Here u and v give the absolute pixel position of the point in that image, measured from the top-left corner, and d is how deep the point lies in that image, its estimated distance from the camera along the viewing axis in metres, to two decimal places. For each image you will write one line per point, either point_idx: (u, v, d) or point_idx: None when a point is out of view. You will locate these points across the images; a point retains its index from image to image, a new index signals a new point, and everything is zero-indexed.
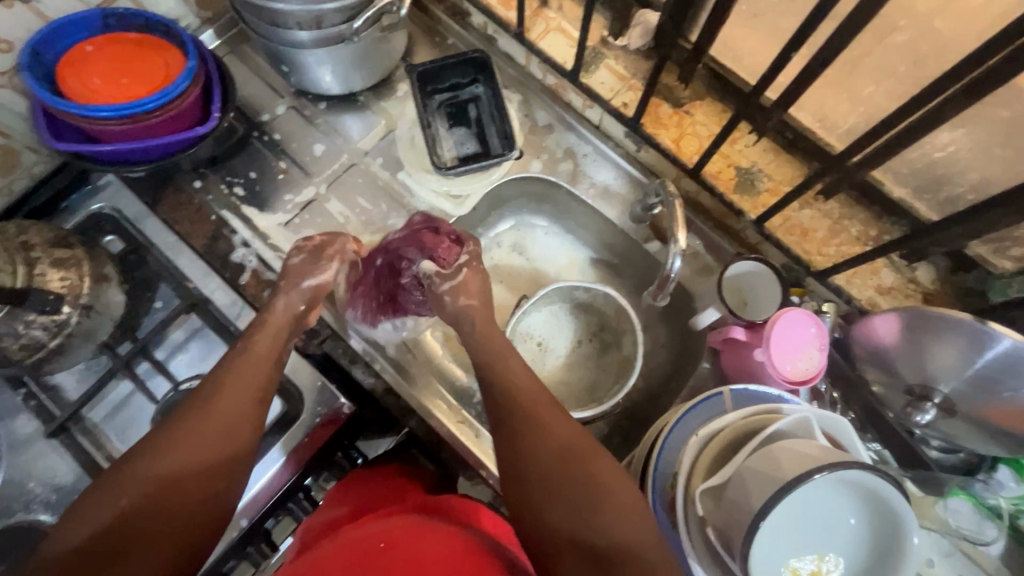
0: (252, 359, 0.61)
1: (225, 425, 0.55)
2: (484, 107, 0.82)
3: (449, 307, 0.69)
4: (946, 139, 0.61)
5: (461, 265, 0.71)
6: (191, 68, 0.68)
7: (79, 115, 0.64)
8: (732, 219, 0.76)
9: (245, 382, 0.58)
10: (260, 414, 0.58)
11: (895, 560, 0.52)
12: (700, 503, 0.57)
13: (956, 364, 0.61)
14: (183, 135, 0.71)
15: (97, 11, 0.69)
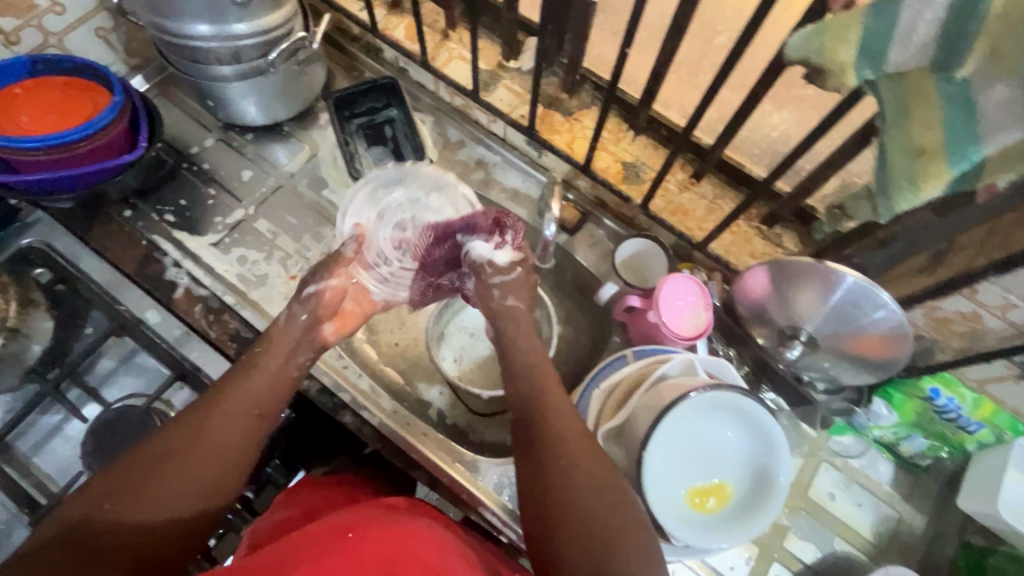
0: (260, 380, 0.64)
1: (208, 448, 0.58)
2: (399, 128, 0.90)
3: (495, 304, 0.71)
4: (777, 120, 0.77)
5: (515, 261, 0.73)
6: (117, 101, 0.75)
7: (7, 147, 0.69)
8: (624, 206, 0.86)
9: (239, 408, 0.61)
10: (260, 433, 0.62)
11: (771, 464, 0.59)
12: (604, 446, 0.63)
13: (815, 304, 0.71)
14: (110, 164, 0.76)
15: (25, 58, 0.75)
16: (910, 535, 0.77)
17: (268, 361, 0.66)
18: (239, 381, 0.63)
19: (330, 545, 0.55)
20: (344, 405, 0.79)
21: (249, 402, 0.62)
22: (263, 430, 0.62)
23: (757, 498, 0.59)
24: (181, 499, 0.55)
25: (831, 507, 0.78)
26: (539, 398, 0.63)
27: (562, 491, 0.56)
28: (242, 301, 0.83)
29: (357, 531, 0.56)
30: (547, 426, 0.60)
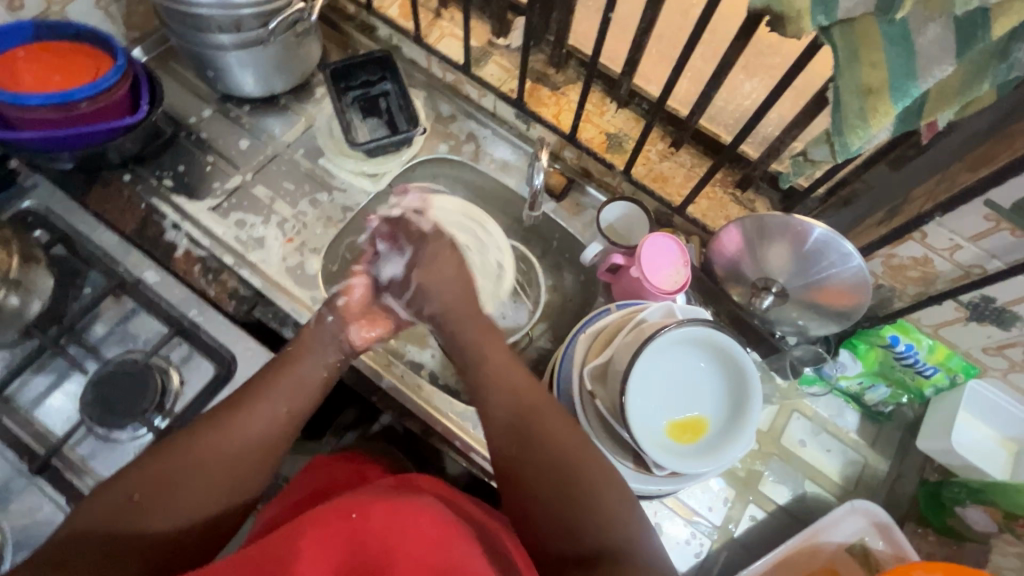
0: (290, 380, 0.67)
1: (243, 444, 0.62)
2: (393, 100, 0.95)
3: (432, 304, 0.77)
4: (749, 89, 0.80)
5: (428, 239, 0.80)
6: (121, 65, 0.77)
7: (12, 104, 0.71)
8: (608, 175, 0.91)
9: (271, 408, 0.65)
10: (290, 430, 0.66)
11: (745, 399, 0.64)
12: (589, 385, 0.67)
13: (784, 255, 0.77)
14: (113, 124, 0.78)
15: (30, 22, 0.77)
16: (875, 477, 0.82)
17: (280, 384, 0.67)
18: (252, 405, 0.64)
19: (332, 527, 0.51)
20: None
21: (261, 429, 0.63)
22: (282, 443, 0.65)
23: (728, 430, 0.64)
24: (203, 515, 0.58)
25: (802, 452, 0.83)
26: (487, 375, 0.69)
27: (525, 450, 0.62)
28: (241, 263, 0.85)
29: (361, 511, 0.52)
30: (540, 425, 0.63)
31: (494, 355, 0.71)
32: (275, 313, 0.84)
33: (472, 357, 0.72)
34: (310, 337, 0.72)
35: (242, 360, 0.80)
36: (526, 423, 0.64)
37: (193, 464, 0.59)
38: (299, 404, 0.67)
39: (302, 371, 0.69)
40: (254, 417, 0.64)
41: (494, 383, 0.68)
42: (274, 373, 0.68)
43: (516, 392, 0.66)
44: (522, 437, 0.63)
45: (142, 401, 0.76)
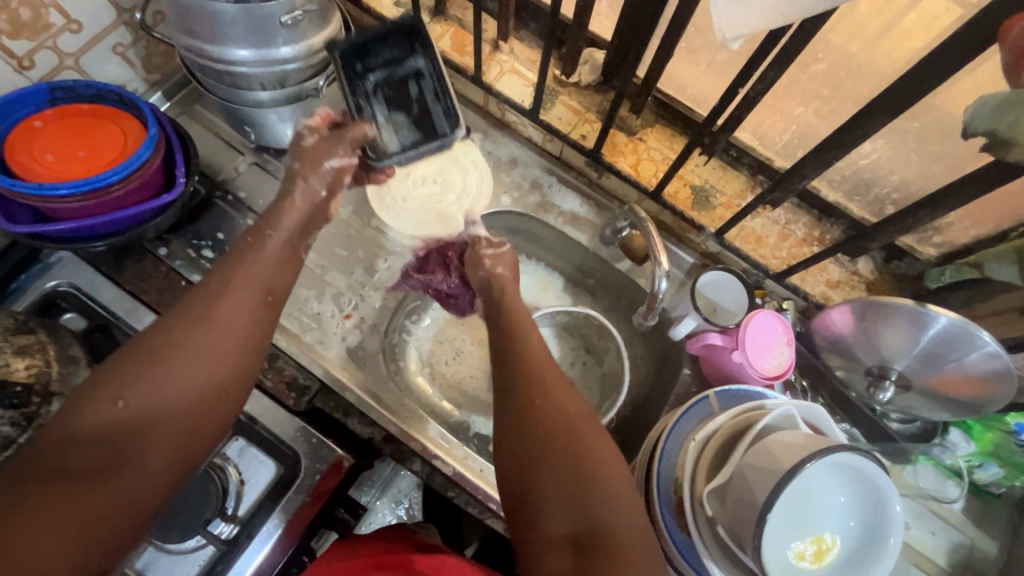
0: (227, 297, 0.58)
1: (183, 371, 0.53)
2: (426, 84, 0.71)
3: (484, 269, 0.75)
4: (869, 149, 0.70)
5: (505, 239, 0.78)
6: (154, 136, 0.68)
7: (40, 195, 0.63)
8: (693, 232, 0.83)
9: (207, 331, 0.55)
10: (244, 350, 0.57)
11: (882, 525, 0.58)
12: (708, 505, 0.62)
13: (905, 343, 0.69)
14: (149, 205, 0.70)
15: (44, 86, 0.68)
16: (985, 561, 0.77)
17: (221, 300, 0.57)
18: (204, 318, 0.56)
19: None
20: (413, 451, 0.76)
21: (232, 325, 0.57)
22: (230, 365, 0.56)
23: (862, 561, 0.58)
24: (151, 462, 0.49)
25: (908, 537, 0.78)
26: (552, 406, 0.58)
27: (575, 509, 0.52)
28: (298, 346, 0.77)
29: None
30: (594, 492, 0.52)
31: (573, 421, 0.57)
32: (338, 402, 0.78)
33: (535, 388, 0.60)
34: (259, 251, 0.63)
35: (307, 455, 0.74)
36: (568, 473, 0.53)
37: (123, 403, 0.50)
38: (255, 312, 0.59)
39: (253, 272, 0.61)
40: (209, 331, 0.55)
41: (576, 459, 0.54)
42: (219, 289, 0.58)
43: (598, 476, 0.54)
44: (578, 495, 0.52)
45: (205, 509, 0.70)
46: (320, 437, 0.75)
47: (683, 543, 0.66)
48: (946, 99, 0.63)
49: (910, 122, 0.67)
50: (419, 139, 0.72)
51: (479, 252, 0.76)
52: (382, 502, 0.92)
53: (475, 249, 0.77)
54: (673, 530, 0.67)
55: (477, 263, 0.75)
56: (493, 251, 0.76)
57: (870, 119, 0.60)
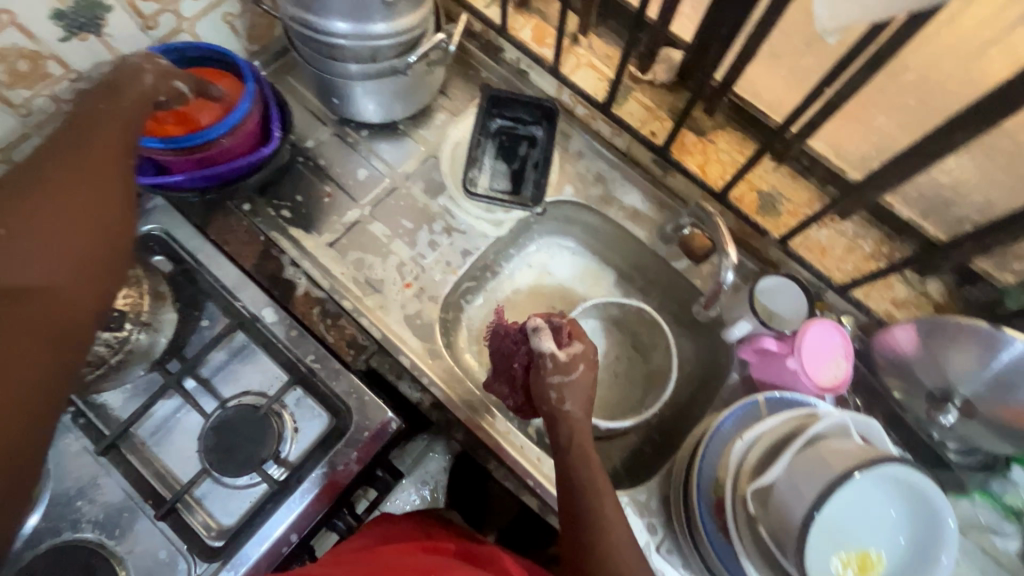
0: (84, 131, 0.54)
1: (67, 196, 0.50)
2: (534, 149, 0.88)
3: (551, 401, 0.69)
4: (952, 165, 0.69)
5: (578, 360, 0.71)
6: (252, 91, 0.74)
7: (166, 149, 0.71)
8: (755, 237, 0.82)
9: (81, 155, 0.52)
10: (126, 173, 0.55)
11: (935, 544, 0.56)
12: (750, 504, 0.62)
13: (974, 367, 0.67)
14: (249, 158, 0.77)
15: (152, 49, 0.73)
16: None
17: (84, 133, 0.54)
18: (62, 184, 0.50)
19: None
20: (457, 420, 0.79)
21: (99, 147, 0.54)
22: (117, 184, 0.53)
23: None
24: (54, 274, 0.47)
25: None
26: (585, 462, 0.64)
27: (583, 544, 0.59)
28: (360, 307, 0.81)
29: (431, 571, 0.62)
30: (604, 534, 0.59)
31: (604, 489, 0.63)
32: (392, 364, 0.81)
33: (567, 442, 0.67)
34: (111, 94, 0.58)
35: (356, 412, 0.76)
36: (587, 515, 0.60)
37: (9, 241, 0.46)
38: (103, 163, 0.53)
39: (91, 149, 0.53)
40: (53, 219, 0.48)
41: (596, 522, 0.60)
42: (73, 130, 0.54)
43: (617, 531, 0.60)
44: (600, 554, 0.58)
45: (262, 449, 0.75)
46: (371, 396, 0.78)
47: (719, 543, 0.66)
48: None
49: (1000, 139, 0.65)
50: (505, 189, 0.88)
51: (545, 377, 0.70)
52: (408, 481, 0.98)
53: (540, 372, 0.71)
54: (708, 527, 0.66)
55: (543, 394, 0.70)
56: (557, 380, 0.69)
57: (960, 132, 0.59)
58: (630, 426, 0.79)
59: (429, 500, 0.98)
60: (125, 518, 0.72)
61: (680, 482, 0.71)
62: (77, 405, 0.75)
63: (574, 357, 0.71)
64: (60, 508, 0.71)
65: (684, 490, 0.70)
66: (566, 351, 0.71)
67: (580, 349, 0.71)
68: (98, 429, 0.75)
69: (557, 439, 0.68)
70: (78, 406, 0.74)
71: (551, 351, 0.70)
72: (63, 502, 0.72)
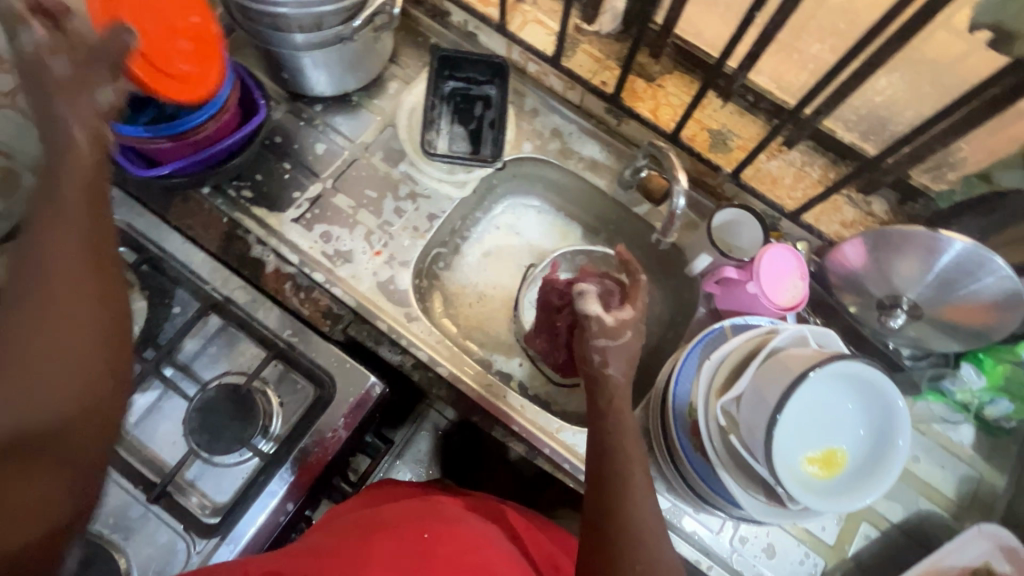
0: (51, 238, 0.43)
1: (53, 346, 0.41)
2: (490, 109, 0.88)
3: (593, 365, 0.67)
4: (883, 84, 0.73)
5: (625, 324, 0.68)
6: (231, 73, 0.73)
7: (152, 137, 0.70)
8: (711, 175, 0.85)
9: (56, 268, 0.42)
10: (105, 288, 0.44)
11: (892, 431, 0.60)
12: (721, 417, 0.66)
13: (918, 272, 0.71)
14: (230, 140, 0.77)
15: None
16: (992, 492, 0.79)
17: (57, 232, 0.43)
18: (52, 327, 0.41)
19: (410, 542, 0.62)
20: (439, 379, 0.81)
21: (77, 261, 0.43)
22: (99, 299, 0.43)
23: (872, 467, 0.60)
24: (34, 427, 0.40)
25: (916, 469, 0.80)
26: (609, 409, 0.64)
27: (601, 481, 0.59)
28: (331, 279, 0.82)
29: (432, 532, 0.63)
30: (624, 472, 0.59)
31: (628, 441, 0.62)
32: (370, 331, 0.82)
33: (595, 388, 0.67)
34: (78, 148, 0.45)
35: (339, 378, 0.78)
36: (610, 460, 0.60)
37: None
38: (84, 244, 0.43)
39: (65, 227, 0.43)
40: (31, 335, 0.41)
41: (617, 461, 0.60)
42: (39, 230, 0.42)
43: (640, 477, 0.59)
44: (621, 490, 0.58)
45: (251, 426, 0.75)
46: (353, 362, 0.79)
47: (697, 461, 0.70)
48: (957, 26, 0.65)
49: (924, 53, 0.69)
50: (464, 150, 0.88)
51: (591, 340, 0.67)
52: (403, 463, 1.00)
53: (585, 334, 0.68)
54: (686, 447, 0.70)
55: (586, 357, 0.68)
56: (601, 344, 0.67)
57: (889, 47, 0.62)
58: None
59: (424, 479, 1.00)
60: (117, 507, 0.71)
61: (657, 411, 0.75)
62: None
63: (621, 322, 0.68)
64: None
65: (661, 416, 0.74)
66: (614, 317, 0.68)
67: (629, 314, 0.68)
68: None
69: (594, 410, 0.65)
70: None
71: (596, 315, 0.67)
72: None
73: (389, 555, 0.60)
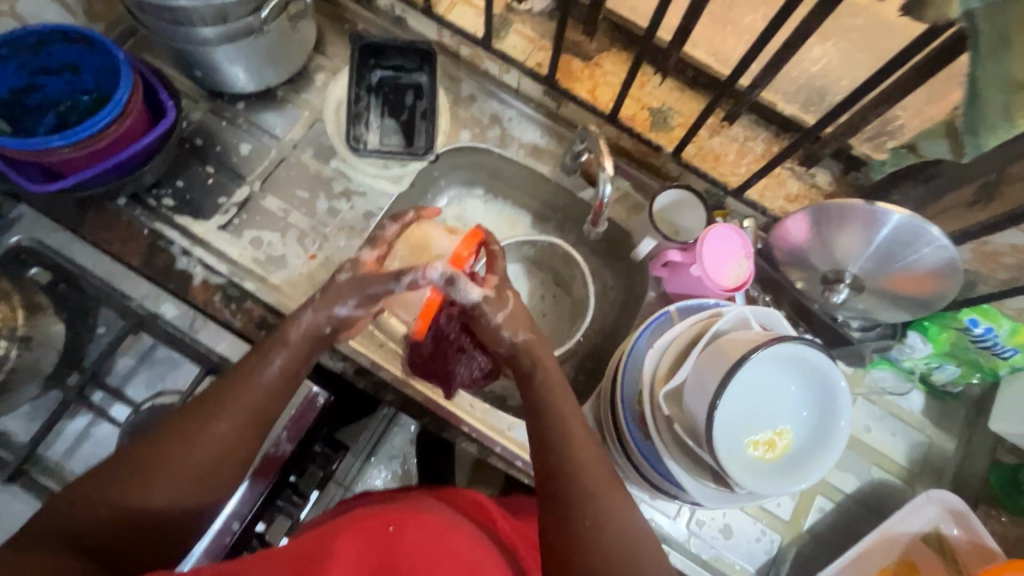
0: (253, 389, 0.61)
1: (240, 425, 0.59)
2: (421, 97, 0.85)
3: (506, 344, 0.67)
4: (818, 53, 0.73)
5: (504, 289, 0.69)
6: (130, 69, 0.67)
7: (64, 146, 0.65)
8: (653, 156, 0.83)
9: (255, 405, 0.61)
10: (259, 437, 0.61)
11: (835, 409, 0.60)
12: (665, 406, 0.64)
13: (858, 245, 0.70)
14: (141, 143, 0.71)
15: None
16: (942, 457, 0.80)
17: (249, 393, 0.60)
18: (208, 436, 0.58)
19: (371, 538, 0.50)
20: (386, 384, 0.79)
21: (262, 401, 0.61)
22: (253, 435, 0.61)
23: (816, 447, 0.60)
24: (176, 490, 0.56)
25: (868, 439, 0.80)
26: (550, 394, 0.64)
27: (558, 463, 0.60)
28: (264, 286, 0.79)
29: (398, 524, 0.52)
30: (572, 457, 0.60)
31: (573, 428, 0.62)
32: None
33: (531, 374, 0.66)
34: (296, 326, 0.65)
35: None
36: (558, 443, 0.61)
37: (173, 476, 0.55)
38: (246, 430, 0.60)
39: (250, 400, 0.60)
40: (184, 457, 0.56)
41: (563, 446, 0.61)
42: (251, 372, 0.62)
43: (589, 460, 0.60)
44: (574, 476, 0.59)
45: None
46: None
47: (648, 450, 0.68)
48: None
49: None
50: (395, 144, 0.85)
51: (492, 324, 0.67)
52: (376, 461, 0.97)
53: (485, 321, 0.67)
54: (636, 437, 0.69)
55: (496, 340, 0.68)
56: (505, 318, 0.67)
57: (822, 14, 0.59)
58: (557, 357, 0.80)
59: (400, 474, 0.98)
60: None
61: (607, 400, 0.73)
62: None
63: (500, 290, 0.68)
64: None
65: (611, 406, 0.72)
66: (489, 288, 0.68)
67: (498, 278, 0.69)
68: None
69: (528, 401, 0.65)
70: None
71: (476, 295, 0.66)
72: None
73: (353, 553, 0.48)
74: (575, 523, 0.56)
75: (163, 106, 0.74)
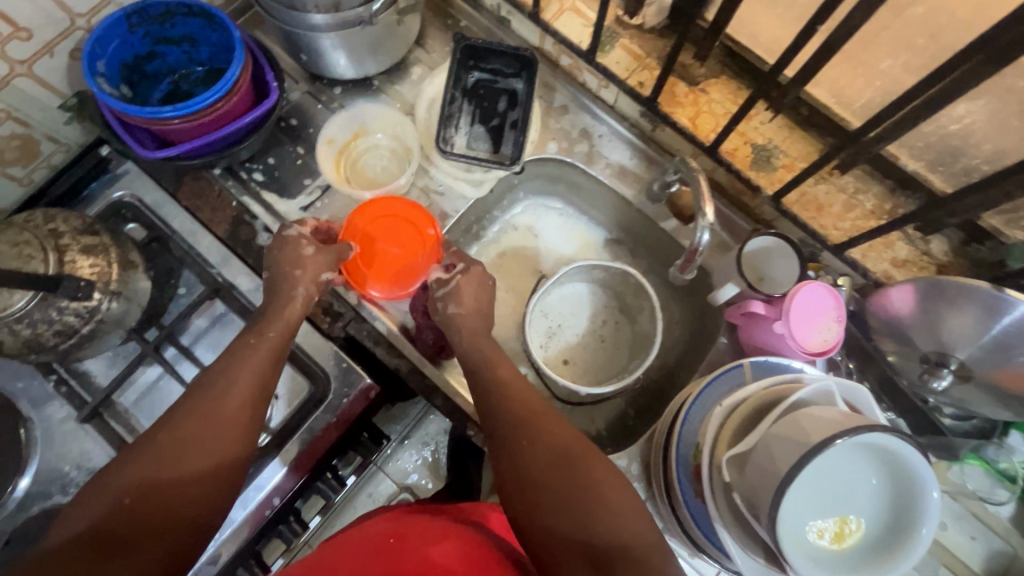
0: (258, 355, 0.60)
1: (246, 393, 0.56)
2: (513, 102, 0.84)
3: (441, 313, 0.69)
4: (961, 111, 0.64)
5: (460, 271, 0.70)
6: (242, 48, 0.69)
7: (174, 116, 0.67)
8: (748, 195, 0.77)
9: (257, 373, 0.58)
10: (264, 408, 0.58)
11: (917, 514, 0.54)
12: (726, 471, 0.60)
13: (973, 330, 0.62)
14: (243, 121, 0.73)
15: (121, 14, 0.67)
16: None
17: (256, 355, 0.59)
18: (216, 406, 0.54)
19: (376, 553, 0.54)
20: (436, 387, 0.79)
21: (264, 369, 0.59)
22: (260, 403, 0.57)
23: (887, 546, 0.54)
24: (186, 464, 0.50)
25: (942, 536, 0.73)
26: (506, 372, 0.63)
27: (518, 434, 0.57)
28: None
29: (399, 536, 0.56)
30: (534, 421, 0.57)
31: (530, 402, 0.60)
32: (369, 332, 0.81)
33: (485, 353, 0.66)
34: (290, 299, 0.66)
35: (336, 378, 0.76)
36: (515, 411, 0.59)
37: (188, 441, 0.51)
38: (252, 401, 0.57)
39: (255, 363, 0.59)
40: (197, 430, 0.52)
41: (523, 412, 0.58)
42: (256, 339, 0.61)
43: (553, 436, 0.56)
44: (536, 432, 0.56)
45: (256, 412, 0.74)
46: (350, 361, 0.77)
47: (696, 507, 0.65)
48: None
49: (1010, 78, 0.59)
50: (481, 149, 0.83)
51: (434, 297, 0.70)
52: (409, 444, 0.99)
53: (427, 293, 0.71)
54: (686, 492, 0.65)
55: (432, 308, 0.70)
56: (444, 294, 0.69)
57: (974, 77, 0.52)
58: (612, 392, 0.75)
59: (430, 462, 0.99)
60: None
61: (661, 444, 0.70)
62: (59, 372, 0.75)
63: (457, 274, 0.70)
64: (49, 474, 0.72)
65: (663, 451, 0.69)
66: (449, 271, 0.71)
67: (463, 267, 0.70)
68: (81, 397, 0.75)
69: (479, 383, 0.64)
70: (59, 373, 0.75)
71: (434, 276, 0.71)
72: (52, 467, 0.73)
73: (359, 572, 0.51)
74: (541, 495, 0.52)
75: (268, 85, 0.76)
